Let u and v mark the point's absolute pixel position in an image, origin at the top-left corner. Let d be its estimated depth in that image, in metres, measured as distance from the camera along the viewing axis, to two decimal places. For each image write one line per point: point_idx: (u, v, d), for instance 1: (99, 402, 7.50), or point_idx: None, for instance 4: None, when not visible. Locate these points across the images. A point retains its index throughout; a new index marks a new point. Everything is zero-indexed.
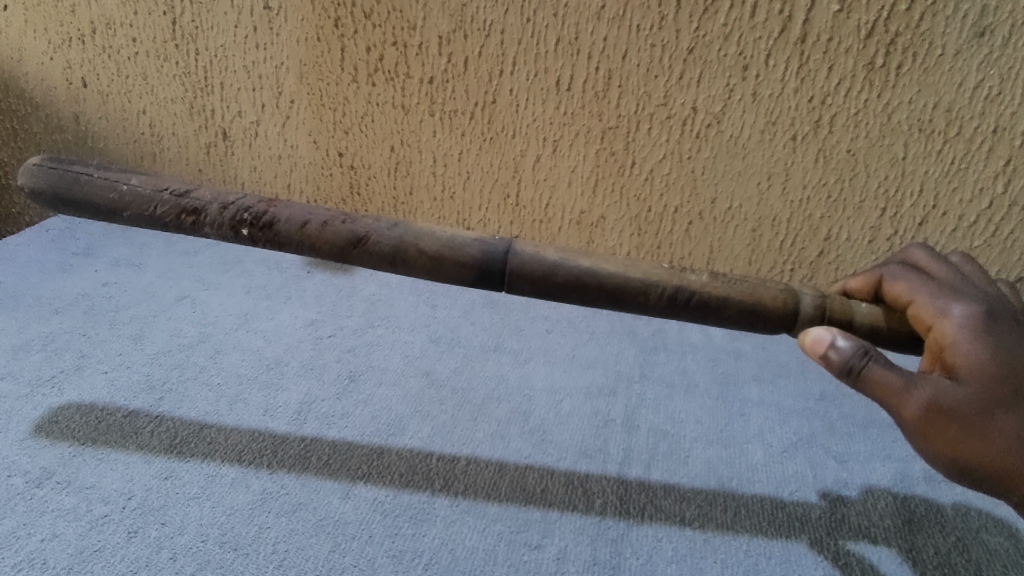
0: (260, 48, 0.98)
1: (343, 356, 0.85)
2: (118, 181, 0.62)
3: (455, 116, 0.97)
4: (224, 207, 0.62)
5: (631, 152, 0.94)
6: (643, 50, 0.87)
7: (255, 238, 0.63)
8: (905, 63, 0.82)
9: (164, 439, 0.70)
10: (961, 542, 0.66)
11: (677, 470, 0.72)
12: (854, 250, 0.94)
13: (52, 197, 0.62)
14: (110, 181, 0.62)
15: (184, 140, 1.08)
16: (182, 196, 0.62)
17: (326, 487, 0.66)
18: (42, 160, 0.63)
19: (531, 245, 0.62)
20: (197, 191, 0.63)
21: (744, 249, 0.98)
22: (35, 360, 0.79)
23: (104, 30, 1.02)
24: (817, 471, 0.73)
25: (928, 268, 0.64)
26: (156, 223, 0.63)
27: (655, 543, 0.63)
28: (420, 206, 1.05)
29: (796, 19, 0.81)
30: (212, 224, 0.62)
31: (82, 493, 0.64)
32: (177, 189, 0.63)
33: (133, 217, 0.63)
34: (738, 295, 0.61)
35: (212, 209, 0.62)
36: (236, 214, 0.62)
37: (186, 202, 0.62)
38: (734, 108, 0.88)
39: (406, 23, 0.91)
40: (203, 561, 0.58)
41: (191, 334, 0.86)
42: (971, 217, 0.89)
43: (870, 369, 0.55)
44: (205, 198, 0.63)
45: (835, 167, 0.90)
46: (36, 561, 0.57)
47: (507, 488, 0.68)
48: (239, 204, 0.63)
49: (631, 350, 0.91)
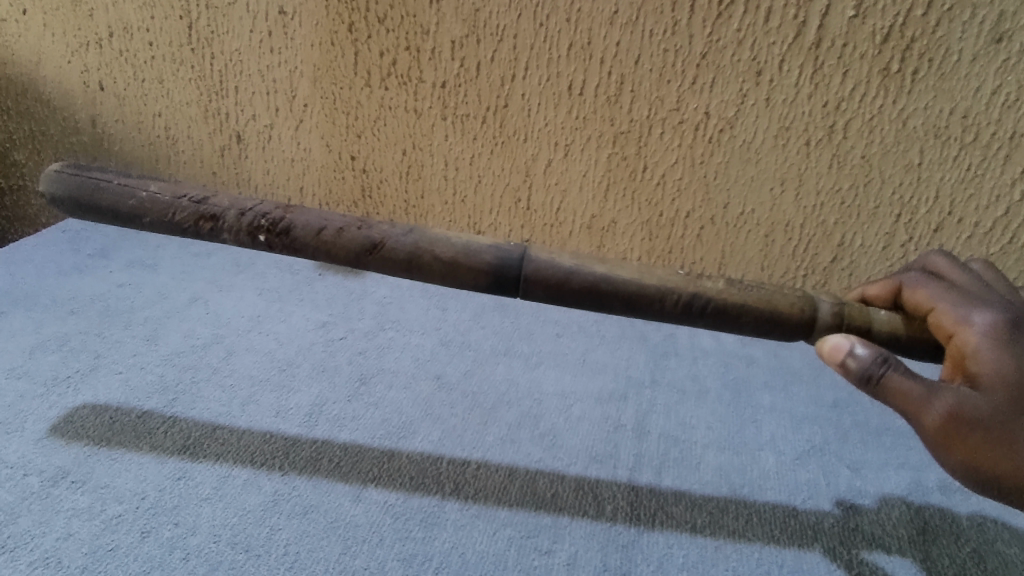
0: (275, 52, 0.99)
1: (355, 359, 0.85)
2: (137, 187, 0.63)
3: (467, 120, 0.97)
4: (242, 213, 0.63)
5: (643, 156, 0.94)
6: (656, 54, 0.87)
7: (273, 244, 0.63)
8: (921, 69, 0.81)
9: (177, 440, 0.71)
10: (977, 553, 0.66)
11: (688, 476, 0.72)
12: (867, 256, 0.94)
13: (72, 204, 0.63)
14: (130, 189, 0.63)
15: (199, 143, 1.09)
16: (200, 203, 0.63)
17: (337, 489, 0.67)
18: (62, 168, 0.64)
19: (546, 251, 0.62)
20: (215, 196, 0.64)
21: (756, 255, 0.97)
22: (51, 361, 0.80)
23: (121, 34, 1.03)
24: (830, 479, 0.73)
25: (948, 275, 0.64)
26: (175, 229, 0.64)
27: (665, 550, 0.63)
28: (431, 209, 1.05)
29: (810, 24, 0.81)
30: (230, 230, 0.63)
31: (97, 493, 0.64)
32: (196, 196, 0.63)
33: (152, 224, 0.63)
34: (755, 303, 0.61)
35: (230, 215, 0.63)
36: (253, 220, 0.63)
37: (205, 208, 0.63)
38: (747, 113, 0.88)
39: (419, 28, 0.92)
40: (215, 561, 0.59)
41: (204, 335, 0.87)
42: (987, 224, 0.88)
43: (890, 377, 0.54)
44: (223, 204, 0.63)
45: (849, 173, 0.89)
46: (51, 559, 0.58)
47: (518, 492, 0.68)
48: (256, 210, 0.63)
49: (642, 355, 0.91)
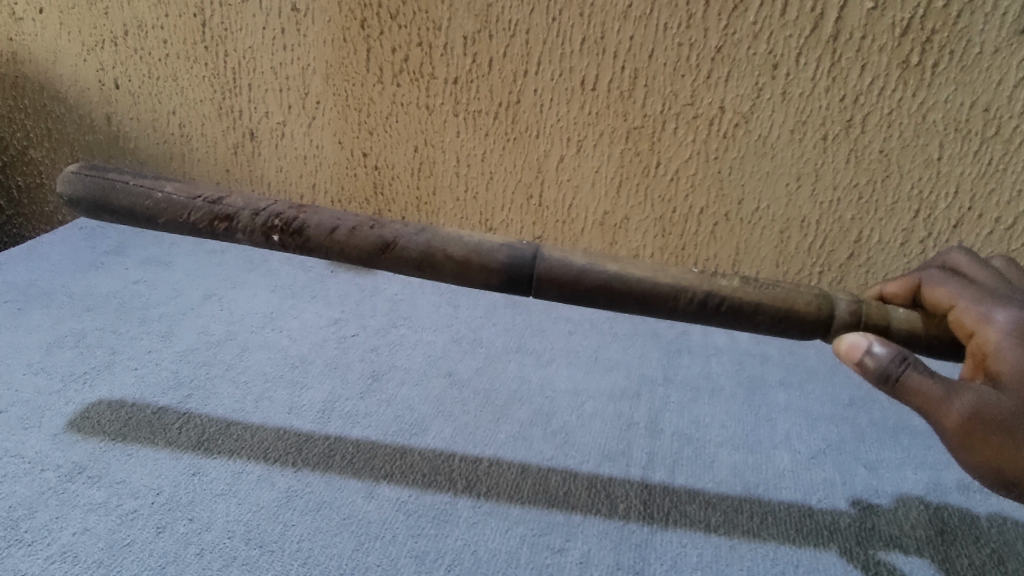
0: (287, 49, 0.99)
1: (367, 356, 0.85)
2: (153, 188, 0.63)
3: (479, 116, 0.97)
4: (256, 213, 0.63)
5: (656, 152, 0.93)
6: (670, 49, 0.86)
7: (286, 244, 0.63)
8: (941, 62, 0.80)
9: (191, 436, 0.71)
10: (996, 554, 0.64)
11: (702, 475, 0.71)
12: (885, 252, 0.92)
13: (89, 205, 0.63)
14: (145, 189, 0.63)
15: (212, 141, 1.10)
16: (214, 203, 0.63)
17: (349, 486, 0.67)
18: (79, 168, 0.64)
19: (559, 249, 0.62)
20: (230, 196, 0.64)
21: (771, 252, 0.96)
22: (67, 357, 0.81)
23: (136, 32, 1.04)
24: (846, 479, 0.72)
25: (969, 273, 0.63)
26: (190, 229, 0.64)
27: (679, 550, 0.63)
28: (443, 206, 1.05)
29: (828, 17, 0.80)
30: (244, 231, 0.63)
31: (112, 488, 0.65)
32: (210, 196, 0.63)
33: (167, 224, 0.64)
34: (771, 301, 0.60)
35: (244, 215, 0.63)
36: (267, 220, 0.63)
37: (219, 208, 0.63)
38: (763, 108, 0.87)
39: (431, 24, 0.91)
40: (229, 557, 0.59)
41: (218, 332, 0.87)
42: (1008, 219, 0.86)
43: (909, 376, 0.54)
44: (237, 205, 0.63)
45: (867, 168, 0.88)
46: (67, 554, 0.58)
47: (530, 490, 0.68)
48: (270, 210, 0.63)
49: (654, 353, 0.91)
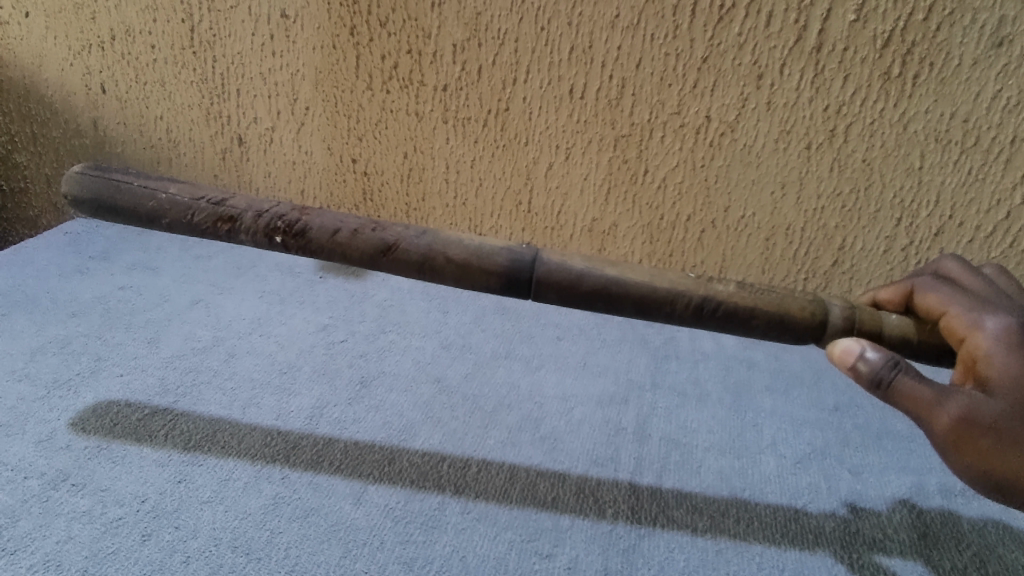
0: (276, 55, 0.99)
1: (356, 361, 0.85)
2: (157, 189, 0.63)
3: (468, 124, 0.97)
4: (259, 215, 0.63)
5: (644, 160, 0.94)
6: (657, 58, 0.87)
7: (289, 245, 0.63)
8: (921, 73, 0.82)
9: (179, 441, 0.71)
10: (978, 557, 0.65)
11: (689, 479, 0.72)
12: (868, 259, 0.94)
13: (92, 205, 0.63)
14: (148, 190, 0.63)
15: (200, 146, 1.09)
16: (218, 205, 0.63)
17: (337, 491, 0.67)
18: (84, 169, 0.64)
19: (558, 253, 0.62)
20: (233, 198, 0.64)
21: (757, 258, 0.97)
22: (51, 363, 0.80)
23: (123, 36, 1.04)
24: (831, 483, 0.73)
25: (961, 280, 0.64)
26: (192, 230, 0.64)
27: (667, 554, 0.63)
28: (432, 212, 1.05)
29: (812, 28, 0.82)
30: (247, 232, 0.63)
31: (96, 496, 0.64)
32: (213, 198, 0.63)
33: (170, 225, 0.63)
34: (766, 306, 0.61)
35: (247, 217, 0.63)
36: (269, 222, 0.63)
37: (223, 210, 0.63)
38: (748, 117, 0.88)
39: (421, 31, 0.92)
40: (215, 564, 0.59)
41: (206, 338, 0.87)
42: (988, 228, 0.88)
43: (900, 380, 0.54)
44: (240, 206, 0.63)
45: (850, 176, 0.90)
46: (51, 563, 0.58)
47: (518, 495, 0.68)
48: (272, 211, 0.63)
49: (643, 359, 0.91)
